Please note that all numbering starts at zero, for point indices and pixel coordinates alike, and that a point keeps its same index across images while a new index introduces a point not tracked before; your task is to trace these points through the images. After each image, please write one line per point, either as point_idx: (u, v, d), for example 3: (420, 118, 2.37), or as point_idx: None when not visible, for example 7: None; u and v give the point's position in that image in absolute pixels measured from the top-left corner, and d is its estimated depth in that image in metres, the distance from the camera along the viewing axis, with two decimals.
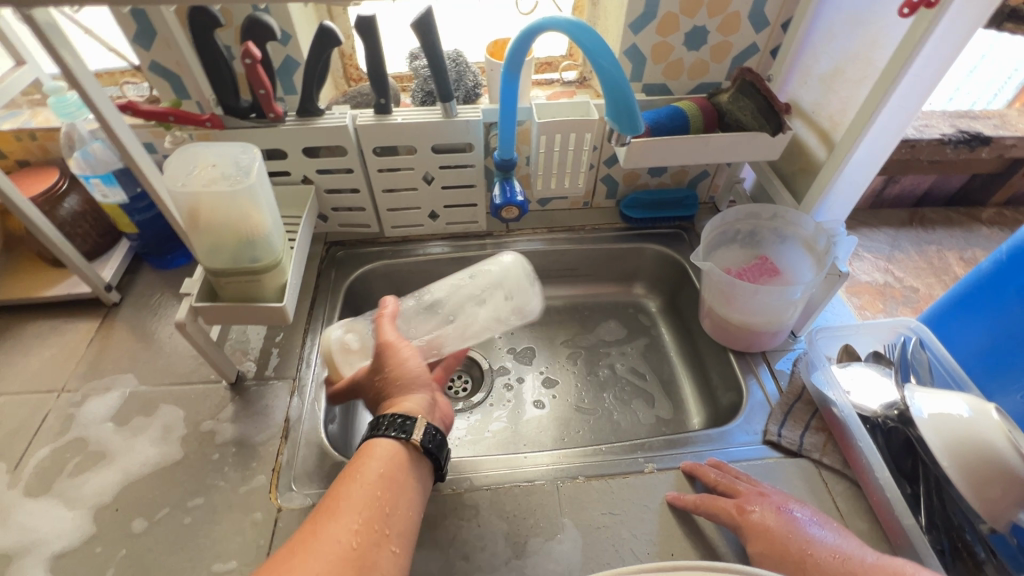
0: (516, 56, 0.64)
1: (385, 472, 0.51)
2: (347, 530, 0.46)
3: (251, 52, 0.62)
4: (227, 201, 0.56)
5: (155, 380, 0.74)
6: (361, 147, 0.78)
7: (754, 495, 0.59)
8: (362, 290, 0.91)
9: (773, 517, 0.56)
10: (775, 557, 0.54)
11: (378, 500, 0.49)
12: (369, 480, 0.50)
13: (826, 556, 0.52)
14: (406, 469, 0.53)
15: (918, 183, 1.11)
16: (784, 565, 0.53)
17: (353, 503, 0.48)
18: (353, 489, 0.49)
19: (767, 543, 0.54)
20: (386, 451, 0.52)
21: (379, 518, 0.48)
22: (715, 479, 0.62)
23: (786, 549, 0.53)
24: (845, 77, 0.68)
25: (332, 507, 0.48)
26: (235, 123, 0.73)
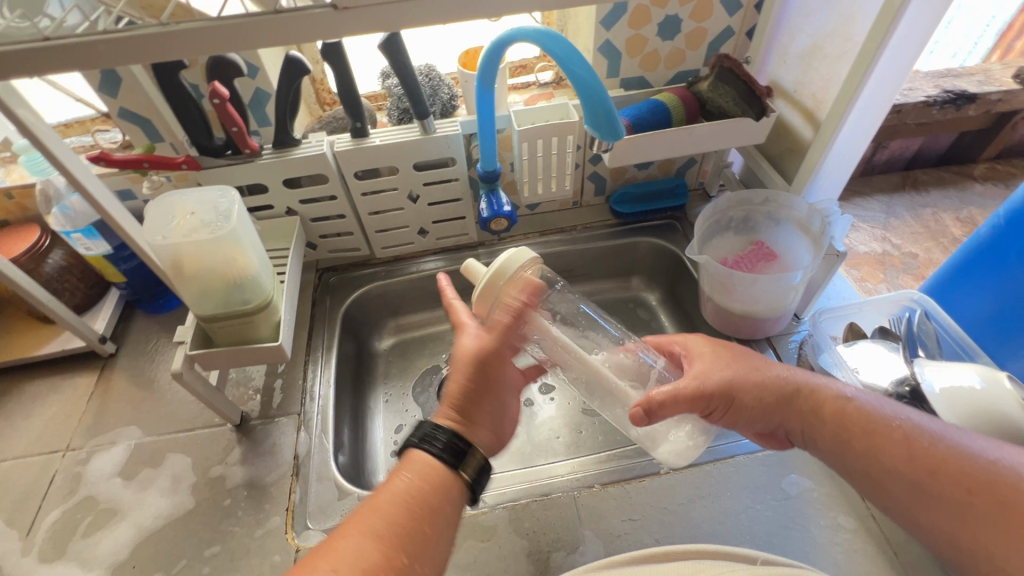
0: (488, 67, 0.62)
1: (417, 492, 0.46)
2: (388, 554, 0.42)
3: (219, 91, 0.61)
4: (208, 248, 0.55)
5: (160, 429, 0.73)
6: (342, 172, 0.76)
7: (743, 359, 0.56)
8: (359, 313, 0.90)
9: (784, 377, 0.53)
10: (777, 403, 0.53)
11: (417, 522, 0.44)
12: (410, 503, 0.45)
13: (848, 408, 0.49)
14: (442, 494, 0.47)
15: (908, 146, 1.10)
16: (794, 413, 0.52)
17: (387, 531, 0.43)
18: (385, 507, 0.44)
19: (756, 390, 0.53)
20: (430, 465, 0.48)
21: (417, 541, 0.44)
22: (696, 343, 0.59)
23: (791, 394, 0.52)
24: (824, 54, 0.67)
25: (363, 523, 0.43)
26: (212, 162, 0.72)
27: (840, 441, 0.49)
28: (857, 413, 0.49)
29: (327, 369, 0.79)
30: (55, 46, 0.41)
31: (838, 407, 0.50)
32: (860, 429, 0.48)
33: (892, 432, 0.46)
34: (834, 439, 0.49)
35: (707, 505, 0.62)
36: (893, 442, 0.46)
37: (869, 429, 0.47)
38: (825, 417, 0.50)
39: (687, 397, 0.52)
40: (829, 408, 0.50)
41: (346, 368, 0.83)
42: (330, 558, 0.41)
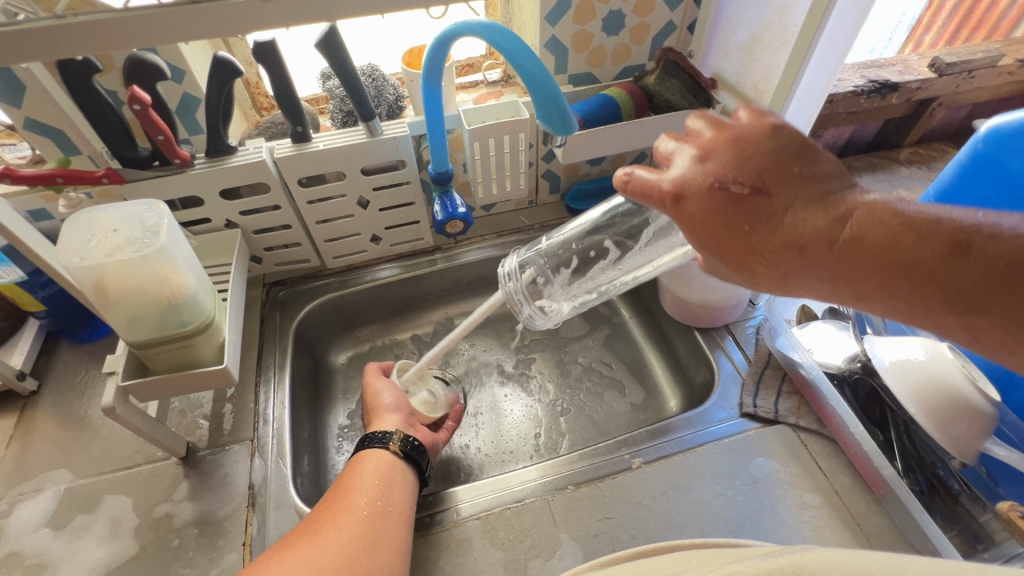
0: (433, 64, 0.60)
1: (381, 465, 0.60)
2: (368, 496, 0.56)
3: (139, 96, 0.55)
4: (135, 267, 0.50)
5: (94, 470, 0.67)
6: (285, 180, 0.72)
7: (756, 206, 0.35)
8: (312, 328, 0.86)
9: (812, 215, 0.34)
10: (817, 254, 0.34)
11: (387, 482, 0.58)
12: (379, 471, 0.59)
13: (904, 243, 0.32)
14: (400, 466, 0.61)
15: (841, 134, 1.16)
16: (835, 262, 0.34)
17: (366, 487, 0.57)
18: (359, 472, 0.59)
19: (786, 249, 0.35)
20: (382, 455, 0.61)
21: (388, 494, 0.57)
22: (702, 189, 0.37)
23: (834, 252, 0.34)
24: (763, 46, 0.68)
25: (341, 484, 0.58)
26: (137, 174, 0.66)
27: (924, 307, 0.32)
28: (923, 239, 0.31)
29: (281, 390, 0.74)
30: None
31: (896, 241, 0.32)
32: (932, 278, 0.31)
33: (987, 267, 0.30)
34: (901, 304, 0.33)
35: (679, 496, 0.62)
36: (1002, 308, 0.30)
37: (950, 272, 0.31)
38: (884, 269, 0.32)
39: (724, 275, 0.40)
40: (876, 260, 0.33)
41: (300, 387, 0.79)
42: (328, 503, 0.55)
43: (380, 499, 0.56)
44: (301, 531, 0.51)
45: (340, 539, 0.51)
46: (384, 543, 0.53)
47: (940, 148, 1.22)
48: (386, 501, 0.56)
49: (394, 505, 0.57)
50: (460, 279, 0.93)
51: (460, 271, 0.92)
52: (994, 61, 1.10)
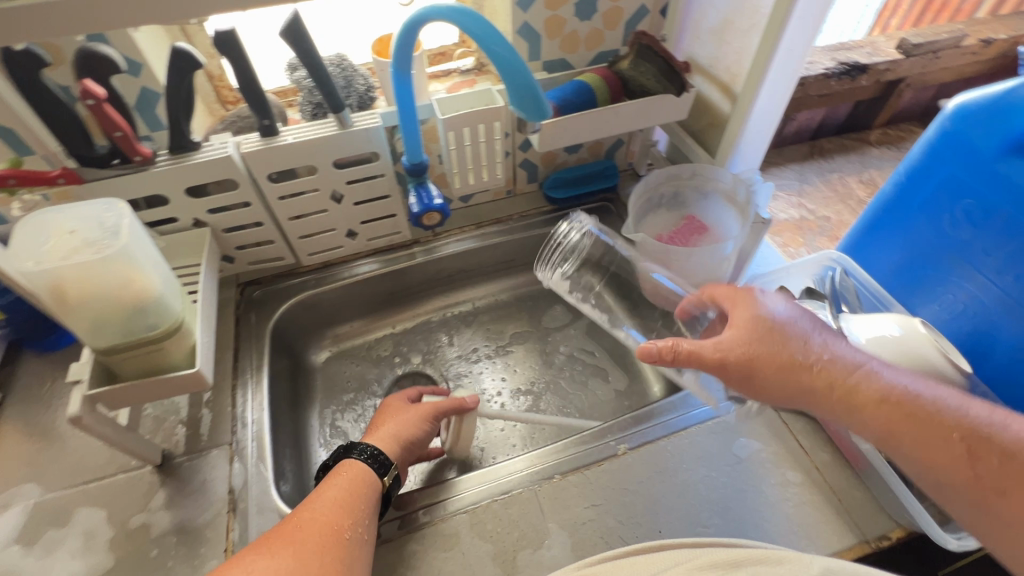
0: (403, 51, 0.58)
1: (350, 483, 0.56)
2: (337, 518, 0.52)
3: (93, 91, 0.53)
4: (98, 269, 0.48)
5: (65, 482, 0.64)
6: (254, 176, 0.70)
7: (770, 341, 0.52)
8: (290, 327, 0.84)
9: (786, 355, 0.52)
10: (800, 389, 0.51)
11: (356, 503, 0.54)
12: (345, 492, 0.55)
13: (900, 411, 0.46)
14: (371, 486, 0.57)
15: (813, 117, 1.17)
16: (821, 398, 0.50)
17: (335, 506, 0.53)
18: (330, 491, 0.55)
19: (784, 395, 0.52)
20: (358, 471, 0.57)
21: (357, 515, 0.53)
22: (729, 338, 0.55)
23: (817, 388, 0.50)
24: (735, 28, 0.68)
25: (309, 504, 0.53)
26: (95, 174, 0.63)
27: (929, 463, 0.44)
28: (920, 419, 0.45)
29: (259, 391, 0.73)
30: None
31: (904, 412, 0.45)
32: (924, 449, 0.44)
33: (960, 448, 0.42)
34: (922, 442, 0.44)
35: (665, 480, 0.63)
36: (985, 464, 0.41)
37: (962, 466, 0.42)
38: (897, 433, 0.45)
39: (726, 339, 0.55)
40: (860, 415, 0.47)
41: (279, 388, 0.77)
42: (285, 528, 0.50)
43: (351, 522, 0.52)
44: (254, 561, 0.46)
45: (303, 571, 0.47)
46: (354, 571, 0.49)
47: (908, 128, 1.25)
48: (357, 524, 0.52)
49: (365, 526, 0.53)
50: (440, 273, 0.92)
51: (440, 264, 0.91)
52: (958, 42, 1.13)
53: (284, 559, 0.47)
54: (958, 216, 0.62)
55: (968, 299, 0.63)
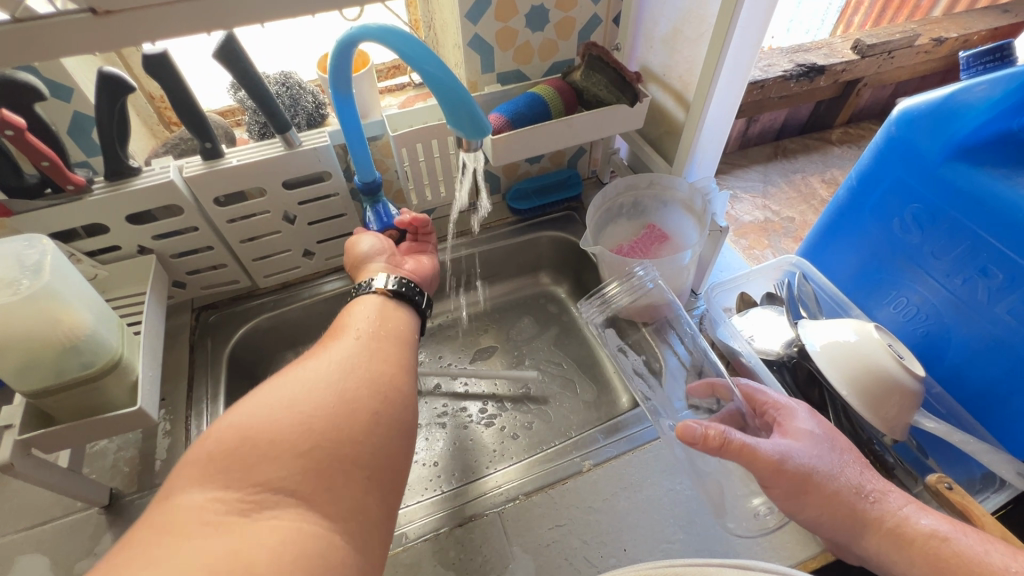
0: (340, 72, 0.56)
1: (378, 313, 0.60)
2: (379, 350, 0.55)
3: (10, 120, 0.51)
4: (18, 310, 0.46)
5: (7, 528, 0.61)
6: (199, 200, 0.67)
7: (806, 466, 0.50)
8: (249, 351, 0.82)
9: (833, 483, 0.50)
10: (840, 519, 0.49)
11: (389, 335, 0.58)
12: (376, 320, 0.59)
13: (940, 553, 0.45)
14: (401, 313, 0.63)
15: (775, 118, 1.18)
16: (850, 530, 0.49)
17: (369, 329, 0.57)
18: (356, 320, 0.59)
19: (829, 522, 0.50)
20: (377, 303, 0.62)
21: (394, 350, 0.56)
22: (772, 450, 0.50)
23: (864, 517, 0.48)
24: (684, 37, 0.68)
25: (342, 330, 0.57)
26: (26, 205, 0.60)
27: None
28: (956, 558, 0.44)
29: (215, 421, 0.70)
30: None
31: (942, 553, 0.45)
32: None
33: None
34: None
35: (630, 496, 0.62)
36: None
37: None
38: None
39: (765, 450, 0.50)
40: (903, 556, 0.46)
41: None
42: (324, 355, 0.52)
43: (392, 359, 0.54)
44: (296, 381, 0.47)
45: (346, 372, 0.49)
46: (391, 398, 0.49)
47: (869, 126, 1.27)
48: (398, 363, 0.55)
49: (403, 361, 0.55)
50: None
51: None
52: (911, 42, 1.14)
53: (325, 371, 0.49)
54: (907, 221, 0.63)
55: (921, 301, 0.64)
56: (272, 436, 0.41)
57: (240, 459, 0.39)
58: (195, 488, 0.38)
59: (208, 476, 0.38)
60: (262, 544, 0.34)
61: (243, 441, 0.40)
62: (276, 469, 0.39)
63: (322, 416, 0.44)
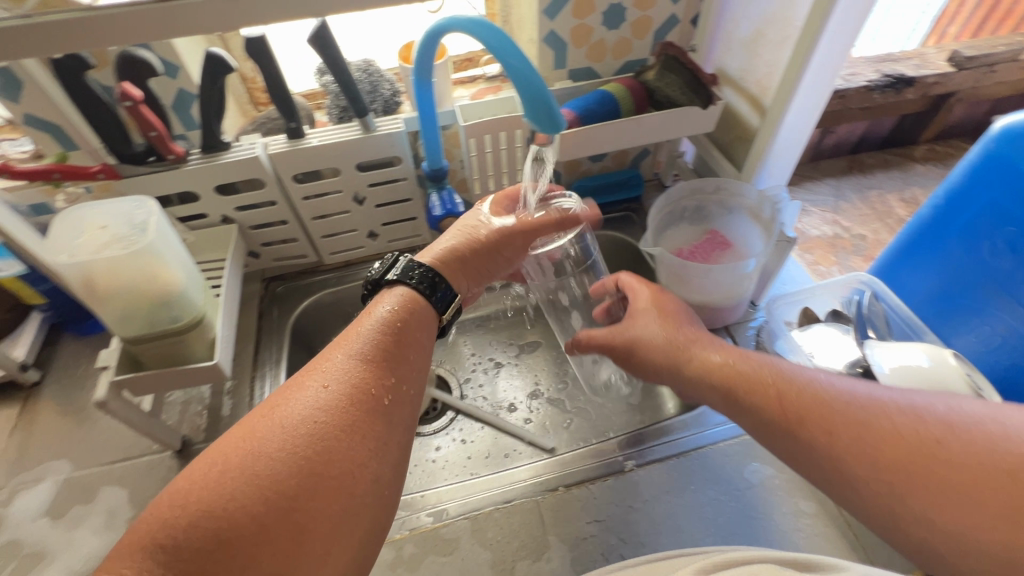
0: (425, 61, 0.59)
1: (387, 326, 0.48)
2: (374, 374, 0.44)
3: (130, 93, 0.56)
4: (126, 263, 0.50)
5: (93, 461, 0.68)
6: (280, 176, 0.72)
7: (742, 365, 0.48)
8: (310, 323, 0.86)
9: (805, 384, 0.44)
10: (775, 425, 0.44)
11: (396, 354, 0.47)
12: (386, 329, 0.48)
13: (931, 429, 0.36)
14: (413, 331, 0.50)
15: (853, 130, 1.13)
16: (787, 436, 0.43)
17: (362, 351, 0.46)
18: (360, 335, 0.47)
19: (761, 421, 0.45)
20: (409, 295, 0.52)
21: (394, 373, 0.46)
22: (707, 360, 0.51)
23: (803, 419, 0.42)
24: (767, 40, 0.66)
25: (343, 343, 0.46)
26: (132, 171, 0.66)
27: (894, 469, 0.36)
28: (883, 435, 0.37)
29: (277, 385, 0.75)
30: None
31: (905, 443, 0.36)
32: (970, 458, 0.34)
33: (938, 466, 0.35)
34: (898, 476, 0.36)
35: (671, 500, 0.61)
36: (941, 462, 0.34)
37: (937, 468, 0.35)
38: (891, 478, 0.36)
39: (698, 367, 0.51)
40: (875, 434, 0.38)
41: None
42: (317, 378, 0.43)
43: (390, 380, 0.45)
44: (287, 419, 0.40)
45: (327, 422, 0.40)
46: (393, 434, 0.43)
47: (958, 145, 1.18)
48: (397, 381, 0.45)
49: (409, 386, 0.46)
50: None
51: None
52: (1016, 56, 1.06)
53: (304, 413, 0.40)
54: (1000, 245, 0.60)
55: (1006, 331, 0.60)
56: (258, 479, 0.36)
57: (211, 541, 0.33)
58: (150, 558, 0.32)
59: (165, 563, 0.32)
60: (198, 530, 0.34)
61: (224, 502, 0.34)
62: (254, 511, 0.35)
63: (324, 442, 0.39)
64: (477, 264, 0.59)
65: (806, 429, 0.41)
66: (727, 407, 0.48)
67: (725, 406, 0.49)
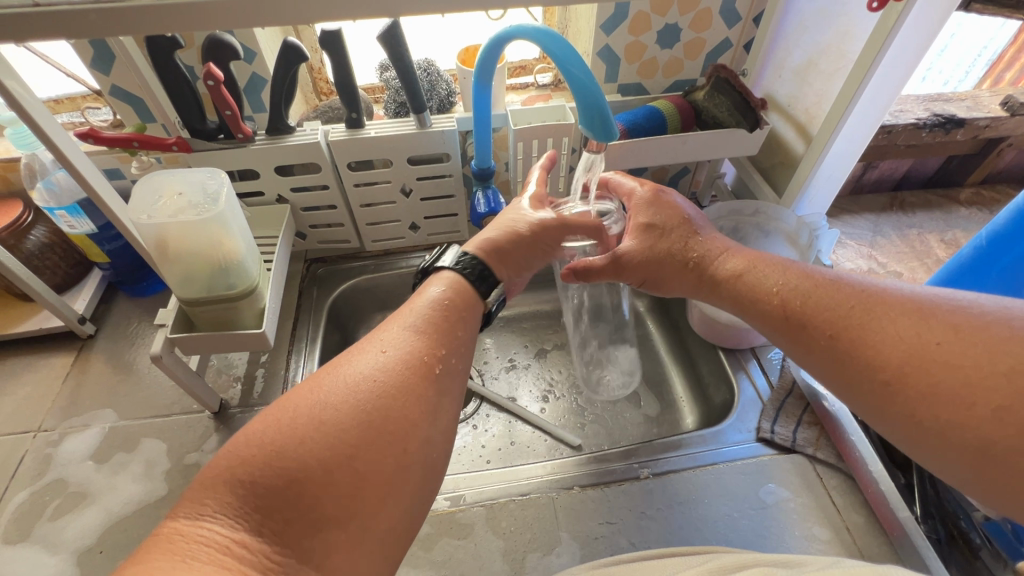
0: (487, 64, 0.62)
1: (446, 301, 0.50)
2: (430, 344, 0.46)
3: (214, 73, 0.60)
4: (195, 229, 0.54)
5: (136, 413, 0.72)
6: (335, 162, 0.76)
7: (762, 267, 0.54)
8: (346, 306, 0.90)
9: (837, 290, 0.48)
10: (785, 322, 0.50)
11: (450, 327, 0.48)
12: (441, 307, 0.50)
13: (969, 335, 0.39)
14: (467, 311, 0.52)
15: (896, 167, 1.12)
16: (800, 336, 0.49)
17: (423, 324, 0.47)
18: (418, 308, 0.49)
19: (769, 315, 0.51)
20: (454, 281, 0.53)
21: (448, 341, 0.47)
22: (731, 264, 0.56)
23: (808, 316, 0.48)
24: (818, 70, 0.68)
25: (401, 316, 0.48)
26: (203, 145, 0.70)
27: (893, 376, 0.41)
28: (876, 326, 0.43)
29: (311, 361, 0.78)
30: (41, 14, 0.40)
31: (919, 332, 0.41)
32: (1007, 366, 0.36)
33: (931, 351, 0.40)
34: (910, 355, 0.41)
35: (685, 511, 0.62)
36: (939, 359, 0.39)
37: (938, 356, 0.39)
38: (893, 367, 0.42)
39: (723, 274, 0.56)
40: (907, 342, 0.41)
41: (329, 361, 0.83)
42: (376, 344, 0.44)
43: (445, 352, 0.46)
44: (348, 377, 0.41)
45: (391, 386, 0.41)
46: (445, 405, 0.44)
47: (1006, 191, 1.16)
48: (451, 355, 0.47)
49: (458, 359, 0.47)
50: None
51: None
52: None
53: (369, 374, 0.41)
54: None
55: None
56: (324, 430, 0.37)
57: (275, 482, 0.35)
58: (230, 493, 0.34)
59: (238, 509, 0.34)
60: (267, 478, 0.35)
61: (296, 446, 0.36)
62: (322, 456, 0.36)
63: (385, 403, 0.40)
64: (522, 258, 0.60)
65: (810, 323, 0.48)
66: (741, 310, 0.55)
67: (742, 312, 0.55)
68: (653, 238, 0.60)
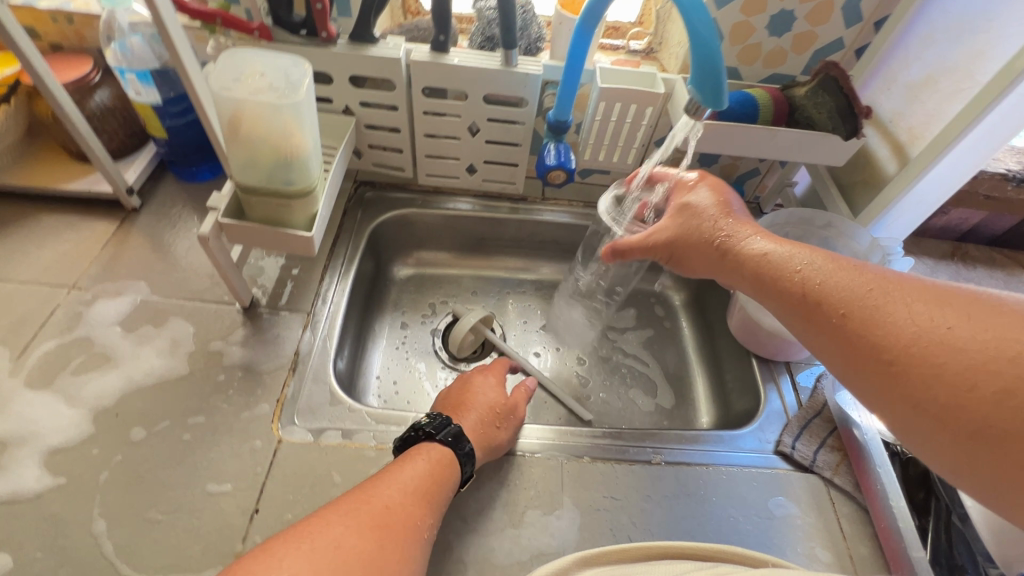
0: (595, 10, 0.60)
1: (439, 459, 0.54)
2: (420, 507, 0.50)
3: None
4: (270, 113, 0.52)
5: (169, 292, 0.72)
6: (410, 84, 0.73)
7: (783, 249, 0.50)
8: (386, 235, 0.89)
9: (855, 274, 0.43)
10: (799, 306, 0.46)
11: (435, 489, 0.52)
12: (431, 466, 0.53)
13: (983, 321, 0.35)
14: (449, 475, 0.54)
15: (968, 218, 1.07)
16: (811, 321, 0.44)
17: (417, 484, 0.51)
18: (415, 467, 0.52)
19: (783, 300, 0.47)
20: (443, 448, 0.55)
21: (432, 509, 0.51)
22: (755, 245, 0.52)
23: (819, 301, 0.44)
24: (936, 88, 0.65)
25: (402, 472, 0.51)
26: (285, 38, 0.69)
27: (891, 364, 0.38)
28: (883, 316, 0.39)
29: (344, 280, 0.78)
30: None
31: (928, 322, 0.37)
32: (1017, 351, 0.32)
33: (937, 341, 0.36)
34: (915, 348, 0.37)
35: (688, 503, 0.62)
36: (947, 347, 0.35)
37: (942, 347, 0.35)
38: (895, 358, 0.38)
39: (742, 255, 0.52)
40: (918, 326, 0.37)
41: (361, 284, 0.82)
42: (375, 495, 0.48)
43: (428, 515, 0.50)
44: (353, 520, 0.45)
45: (384, 542, 0.44)
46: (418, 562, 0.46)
47: None
48: (432, 522, 0.50)
49: (434, 522, 0.50)
50: (534, 236, 0.93)
51: (537, 227, 0.92)
52: None
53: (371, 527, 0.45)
54: None
55: None
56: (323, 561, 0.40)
57: None
58: None
59: None
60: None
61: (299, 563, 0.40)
62: None
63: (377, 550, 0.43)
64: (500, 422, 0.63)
65: (820, 306, 0.44)
66: (757, 290, 0.51)
67: (759, 293, 0.50)
68: (684, 219, 0.59)
